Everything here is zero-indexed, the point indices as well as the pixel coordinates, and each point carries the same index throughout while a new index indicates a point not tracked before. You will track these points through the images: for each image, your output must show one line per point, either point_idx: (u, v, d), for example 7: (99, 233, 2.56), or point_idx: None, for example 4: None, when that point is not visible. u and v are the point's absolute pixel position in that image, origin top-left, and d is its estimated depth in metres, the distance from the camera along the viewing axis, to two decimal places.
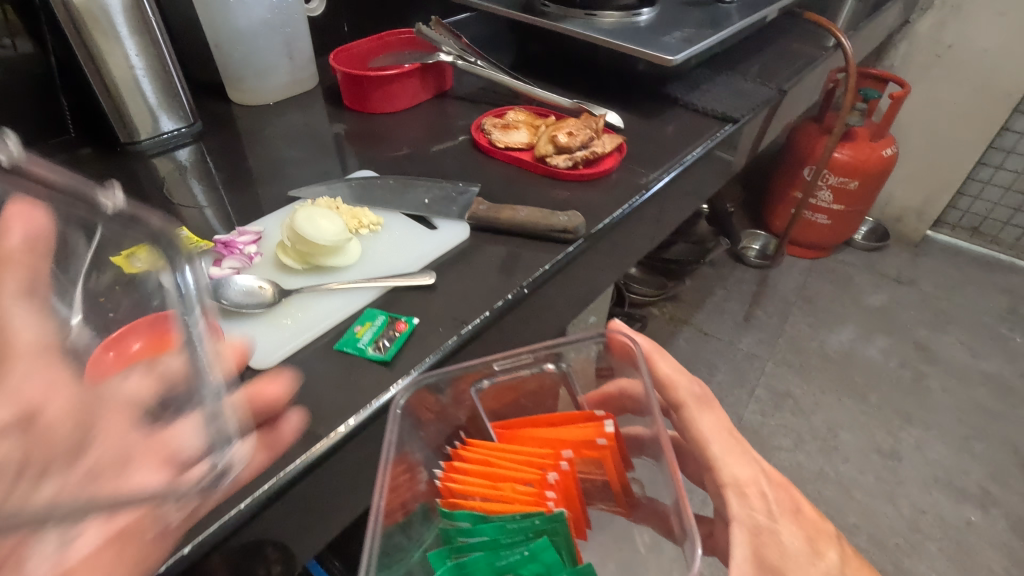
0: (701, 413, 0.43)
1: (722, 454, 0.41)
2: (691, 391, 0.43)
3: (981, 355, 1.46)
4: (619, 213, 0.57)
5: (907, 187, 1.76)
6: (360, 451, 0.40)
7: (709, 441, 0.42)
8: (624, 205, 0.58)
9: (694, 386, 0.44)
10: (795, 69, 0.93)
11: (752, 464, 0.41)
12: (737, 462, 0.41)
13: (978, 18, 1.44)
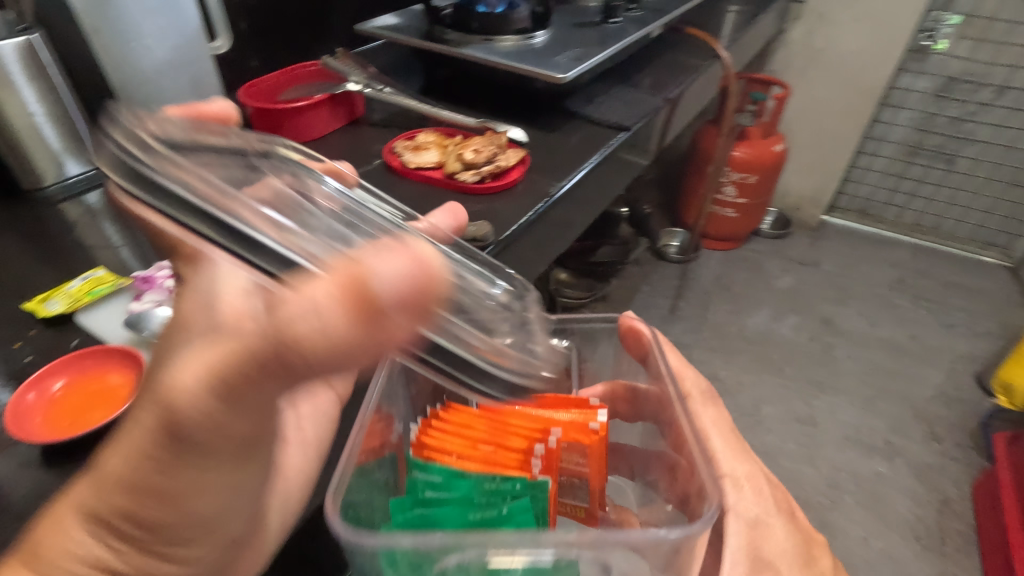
0: (703, 407, 0.48)
1: (723, 448, 0.45)
2: (698, 387, 0.48)
3: (877, 323, 1.62)
4: (526, 219, 0.62)
5: (802, 178, 1.93)
6: None
7: (710, 434, 0.46)
8: (530, 212, 0.63)
9: (700, 384, 0.49)
10: (682, 79, 1.02)
11: (751, 464, 0.46)
12: (738, 460, 0.46)
13: (840, 25, 1.62)
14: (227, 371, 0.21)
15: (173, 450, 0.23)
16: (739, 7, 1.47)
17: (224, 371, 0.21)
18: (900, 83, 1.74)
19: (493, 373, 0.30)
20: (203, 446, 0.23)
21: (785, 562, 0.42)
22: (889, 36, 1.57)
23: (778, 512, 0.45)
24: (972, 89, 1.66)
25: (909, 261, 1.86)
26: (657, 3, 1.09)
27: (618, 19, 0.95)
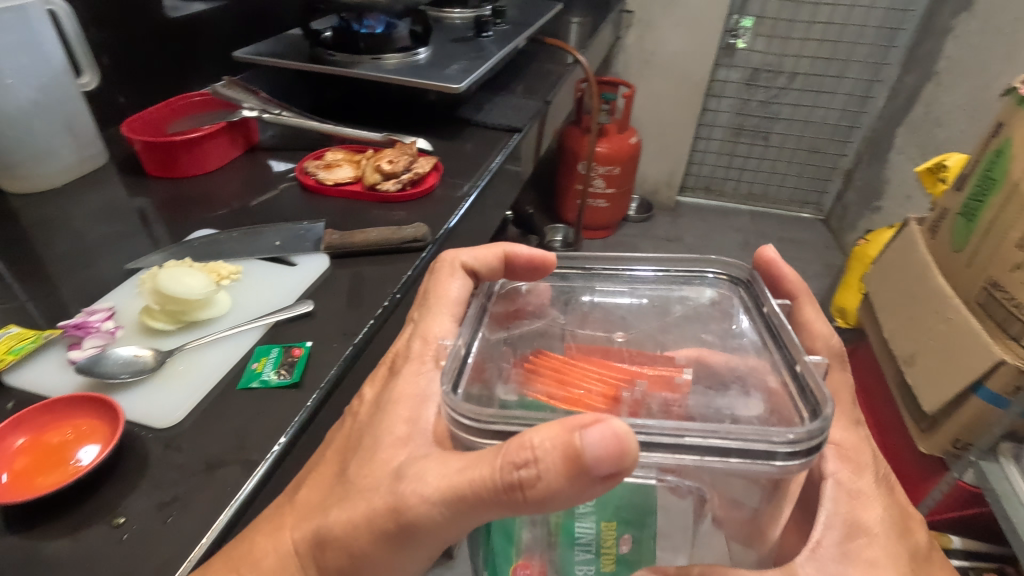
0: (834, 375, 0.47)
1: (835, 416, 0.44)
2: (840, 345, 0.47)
3: None
4: (454, 218, 0.67)
5: (655, 166, 2.18)
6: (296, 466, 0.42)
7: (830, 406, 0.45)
8: (455, 212, 0.68)
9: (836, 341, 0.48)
10: (552, 84, 1.13)
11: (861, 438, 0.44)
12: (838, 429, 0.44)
13: (664, 30, 1.87)
14: (459, 490, 0.31)
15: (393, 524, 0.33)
16: (581, 19, 1.64)
17: (462, 481, 0.31)
18: (718, 76, 2.05)
19: (771, 454, 0.30)
20: (416, 534, 0.33)
21: (888, 533, 0.39)
22: (704, 37, 1.84)
23: (878, 483, 0.42)
24: (772, 77, 2.00)
25: (749, 225, 2.18)
26: (517, 17, 1.19)
27: (489, 33, 1.03)
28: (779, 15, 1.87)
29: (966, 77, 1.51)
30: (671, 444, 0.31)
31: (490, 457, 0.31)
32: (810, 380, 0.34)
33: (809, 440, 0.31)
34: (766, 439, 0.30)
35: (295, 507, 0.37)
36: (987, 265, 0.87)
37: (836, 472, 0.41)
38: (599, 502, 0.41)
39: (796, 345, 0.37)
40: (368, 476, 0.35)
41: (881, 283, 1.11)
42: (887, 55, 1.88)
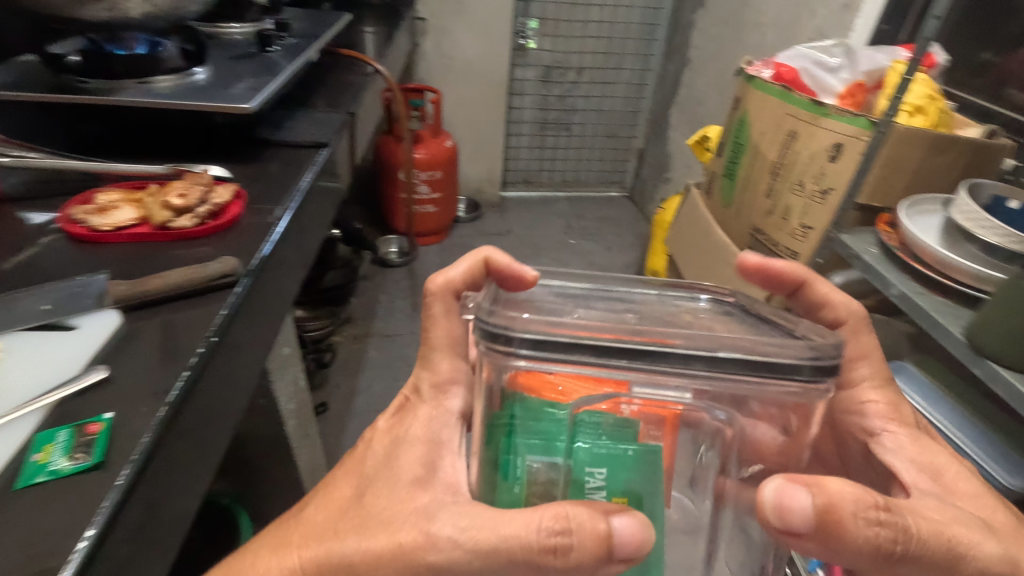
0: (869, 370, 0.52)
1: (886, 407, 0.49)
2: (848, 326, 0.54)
3: (566, 262, 2.02)
4: (267, 246, 0.62)
5: (475, 166, 2.24)
6: (117, 558, 0.36)
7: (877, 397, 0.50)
8: (269, 238, 0.63)
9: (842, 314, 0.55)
10: (354, 95, 1.10)
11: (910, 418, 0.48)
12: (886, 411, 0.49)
13: (459, 34, 1.93)
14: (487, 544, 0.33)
15: (406, 562, 0.34)
16: (375, 28, 1.62)
17: (496, 540, 0.33)
18: (516, 76, 2.17)
19: (795, 368, 0.33)
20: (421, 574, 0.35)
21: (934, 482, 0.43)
22: (497, 40, 1.94)
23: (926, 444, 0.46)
24: (563, 73, 2.18)
25: (569, 210, 2.35)
26: (303, 29, 1.14)
27: (274, 47, 0.97)
28: (558, 16, 2.04)
29: (711, 62, 1.80)
30: (707, 358, 0.32)
31: (527, 519, 0.33)
32: (815, 334, 0.38)
33: (832, 359, 0.34)
34: (791, 355, 0.33)
35: (293, 544, 0.39)
36: (748, 215, 1.05)
37: (886, 428, 0.48)
38: (612, 476, 0.36)
39: (793, 322, 0.41)
40: (390, 511, 0.37)
41: (681, 243, 1.29)
42: (651, 47, 2.16)
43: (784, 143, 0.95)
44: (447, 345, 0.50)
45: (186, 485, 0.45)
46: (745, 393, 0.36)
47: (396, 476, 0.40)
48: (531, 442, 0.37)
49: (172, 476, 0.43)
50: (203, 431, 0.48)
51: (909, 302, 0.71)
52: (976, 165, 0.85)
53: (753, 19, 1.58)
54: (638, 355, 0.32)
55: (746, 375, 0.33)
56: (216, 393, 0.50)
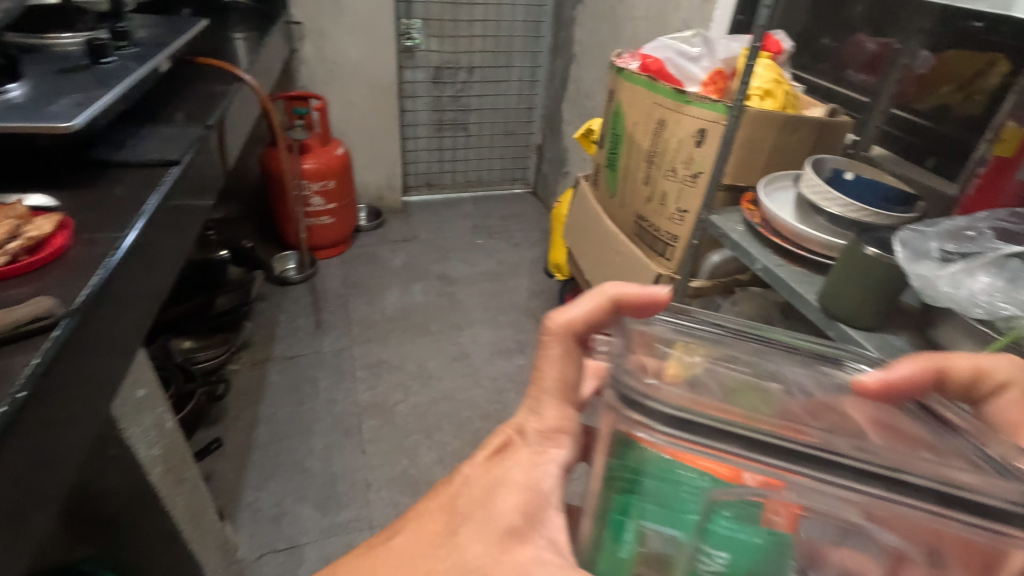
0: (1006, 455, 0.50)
1: None
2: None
3: (474, 262, 2.01)
4: (97, 278, 0.56)
5: (373, 173, 2.17)
6: None
7: None
8: (100, 267, 0.56)
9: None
10: (216, 106, 1.02)
11: None
12: None
13: (340, 38, 1.85)
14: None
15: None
16: (245, 34, 1.52)
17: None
18: (406, 78, 2.13)
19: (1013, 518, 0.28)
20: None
21: None
22: (380, 42, 1.89)
23: None
24: (454, 73, 2.16)
25: (474, 210, 2.34)
26: (149, 37, 1.04)
27: (110, 57, 0.88)
28: (442, 16, 2.02)
29: (595, 57, 1.85)
30: (884, 479, 0.28)
31: None
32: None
33: None
34: (1008, 503, 0.28)
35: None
36: (632, 204, 1.08)
37: None
38: (733, 565, 0.34)
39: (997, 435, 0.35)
40: (489, 559, 0.33)
41: (577, 235, 1.31)
42: (538, 44, 2.19)
43: (655, 131, 0.98)
44: (557, 391, 0.41)
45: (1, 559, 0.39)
46: (936, 524, 0.30)
47: (494, 521, 0.35)
48: (653, 509, 0.35)
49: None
50: (19, 497, 0.42)
51: (771, 275, 0.76)
52: (823, 141, 0.92)
53: (629, 13, 1.63)
54: (789, 455, 0.29)
55: (929, 511, 0.29)
56: (37, 451, 0.44)
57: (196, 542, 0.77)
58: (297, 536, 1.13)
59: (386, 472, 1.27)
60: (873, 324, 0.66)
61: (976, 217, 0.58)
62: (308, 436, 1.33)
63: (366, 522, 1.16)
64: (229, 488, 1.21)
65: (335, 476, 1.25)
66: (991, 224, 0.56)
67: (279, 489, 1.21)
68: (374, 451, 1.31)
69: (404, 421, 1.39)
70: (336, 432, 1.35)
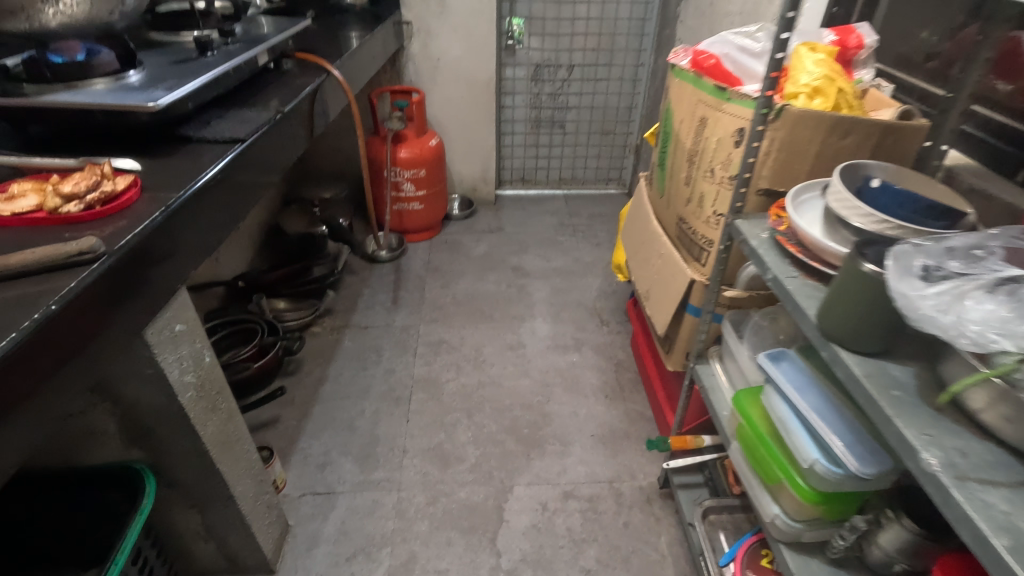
0: None
1: None
2: None
3: (551, 258, 2.03)
4: (131, 235, 0.66)
5: (469, 164, 2.28)
6: None
7: None
8: (159, 207, 0.71)
9: None
10: (295, 94, 1.17)
11: None
12: None
13: (444, 37, 1.98)
14: None
15: None
16: (357, 32, 1.67)
17: None
18: (507, 75, 2.19)
19: None
20: None
21: None
22: (480, 41, 1.98)
23: None
24: (554, 71, 2.19)
25: (563, 208, 2.36)
26: (254, 36, 1.21)
27: (213, 52, 1.05)
28: (545, 15, 2.06)
29: None
30: None
31: None
32: None
33: None
34: None
35: None
36: (675, 205, 1.05)
37: None
38: None
39: None
40: None
41: (630, 235, 1.28)
42: (642, 42, 2.13)
43: (697, 130, 0.94)
44: None
45: (28, 419, 0.52)
46: None
47: None
48: None
49: (13, 406, 0.50)
50: (52, 375, 0.55)
51: (779, 287, 0.70)
52: (887, 145, 0.81)
53: (725, 8, 1.56)
54: None
55: None
56: (69, 347, 0.57)
57: (227, 466, 0.90)
58: (334, 485, 1.25)
59: (424, 442, 1.35)
60: (871, 349, 0.58)
61: (990, 238, 0.54)
62: (363, 400, 1.46)
63: (396, 484, 1.25)
64: (289, 433, 1.37)
65: (377, 438, 1.36)
66: (1006, 244, 0.53)
67: (329, 442, 1.35)
68: (416, 422, 1.40)
69: (450, 399, 1.46)
70: (388, 399, 1.46)
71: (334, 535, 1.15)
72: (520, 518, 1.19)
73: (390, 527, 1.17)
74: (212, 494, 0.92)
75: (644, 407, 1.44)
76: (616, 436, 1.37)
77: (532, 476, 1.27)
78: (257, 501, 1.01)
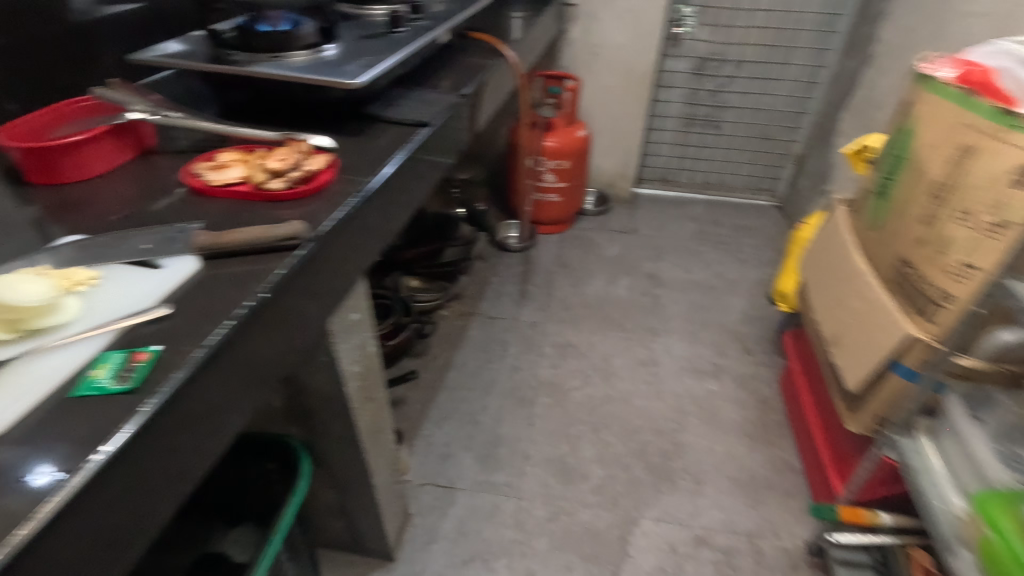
0: None
1: None
2: None
3: (691, 270, 1.88)
4: (332, 220, 0.64)
5: (610, 158, 2.16)
6: (137, 457, 0.41)
7: None
8: (356, 192, 0.68)
9: None
10: (471, 76, 1.12)
11: None
12: None
13: (608, 22, 1.86)
14: None
15: None
16: (523, 13, 1.60)
17: None
18: (666, 67, 2.04)
19: None
20: None
21: None
22: (646, 28, 1.85)
23: None
24: (719, 66, 2.00)
25: (705, 215, 2.18)
26: (437, 12, 1.17)
27: (402, 28, 1.02)
28: (721, 4, 1.88)
29: (899, 58, 1.52)
30: None
31: None
32: None
33: None
34: None
35: None
36: (898, 243, 0.88)
37: None
38: None
39: None
40: None
41: (816, 265, 1.12)
42: (829, 40, 1.89)
43: (955, 160, 0.77)
44: None
45: (230, 408, 0.51)
46: None
47: None
48: None
49: (218, 395, 0.49)
50: (255, 359, 0.54)
51: None
52: None
53: (960, 8, 1.31)
54: None
55: None
56: (269, 331, 0.56)
57: (372, 455, 0.89)
58: (454, 480, 1.22)
59: (546, 451, 1.29)
60: None
61: None
62: (487, 395, 1.42)
63: (516, 491, 1.20)
64: (414, 416, 1.37)
65: (499, 438, 1.32)
66: None
67: (451, 433, 1.32)
68: (539, 428, 1.34)
69: (575, 409, 1.39)
70: (511, 398, 1.42)
71: (451, 534, 1.12)
72: (646, 557, 1.10)
73: (508, 537, 1.12)
74: (353, 479, 0.91)
75: (792, 457, 1.28)
76: (758, 484, 1.23)
77: (661, 512, 1.17)
78: (389, 489, 1.01)
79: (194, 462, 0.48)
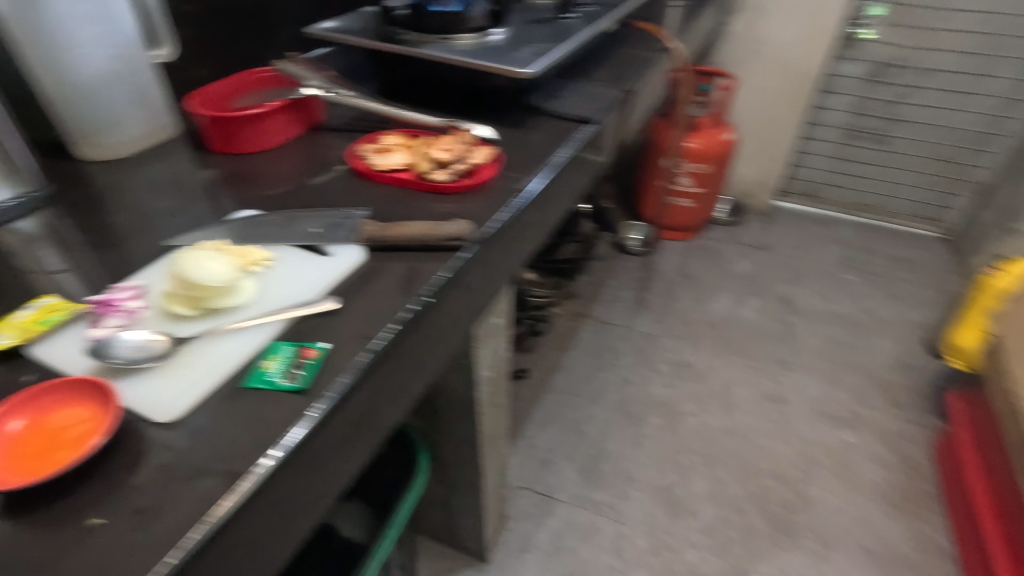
0: None
1: None
2: None
3: (832, 300, 1.68)
4: (501, 219, 0.60)
5: (753, 166, 1.99)
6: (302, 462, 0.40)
7: None
8: (522, 192, 0.64)
9: None
10: (633, 70, 1.04)
11: None
12: None
13: (775, 17, 1.69)
14: None
15: None
16: None
17: None
18: (835, 71, 1.82)
19: None
20: None
21: None
22: (820, 26, 1.65)
23: None
24: (900, 74, 1.75)
25: (854, 238, 1.95)
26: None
27: (571, 14, 0.95)
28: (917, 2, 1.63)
29: None
30: None
31: None
32: None
33: None
34: None
35: None
36: None
37: None
38: None
39: None
40: None
41: None
42: None
43: None
44: None
45: (386, 410, 0.49)
46: None
47: None
48: None
49: (378, 398, 0.47)
50: (415, 361, 0.52)
51: None
52: None
53: None
54: None
55: None
56: (430, 333, 0.53)
57: (486, 459, 0.86)
58: (553, 489, 1.18)
59: (653, 477, 1.21)
60: None
61: None
62: (594, 404, 1.36)
63: (617, 514, 1.14)
64: (518, 415, 1.33)
65: (603, 453, 1.25)
66: None
67: (554, 439, 1.28)
68: (648, 450, 1.26)
69: (688, 437, 1.29)
70: (620, 413, 1.34)
71: (546, 546, 1.08)
72: None
73: (604, 562, 1.06)
74: (463, 478, 0.89)
75: (942, 538, 1.11)
76: (897, 562, 1.07)
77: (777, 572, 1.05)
78: (494, 492, 0.98)
79: (351, 466, 0.46)
